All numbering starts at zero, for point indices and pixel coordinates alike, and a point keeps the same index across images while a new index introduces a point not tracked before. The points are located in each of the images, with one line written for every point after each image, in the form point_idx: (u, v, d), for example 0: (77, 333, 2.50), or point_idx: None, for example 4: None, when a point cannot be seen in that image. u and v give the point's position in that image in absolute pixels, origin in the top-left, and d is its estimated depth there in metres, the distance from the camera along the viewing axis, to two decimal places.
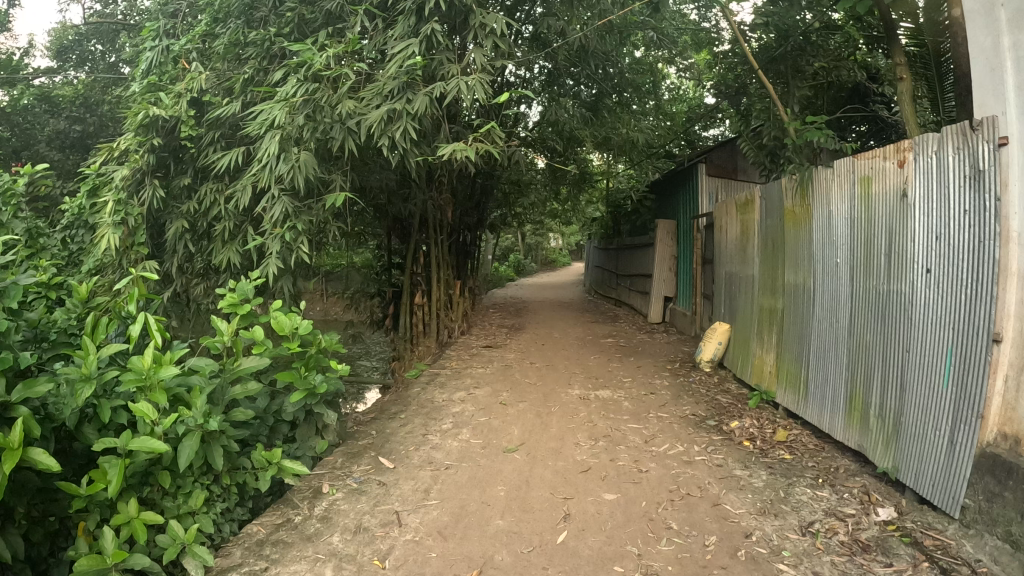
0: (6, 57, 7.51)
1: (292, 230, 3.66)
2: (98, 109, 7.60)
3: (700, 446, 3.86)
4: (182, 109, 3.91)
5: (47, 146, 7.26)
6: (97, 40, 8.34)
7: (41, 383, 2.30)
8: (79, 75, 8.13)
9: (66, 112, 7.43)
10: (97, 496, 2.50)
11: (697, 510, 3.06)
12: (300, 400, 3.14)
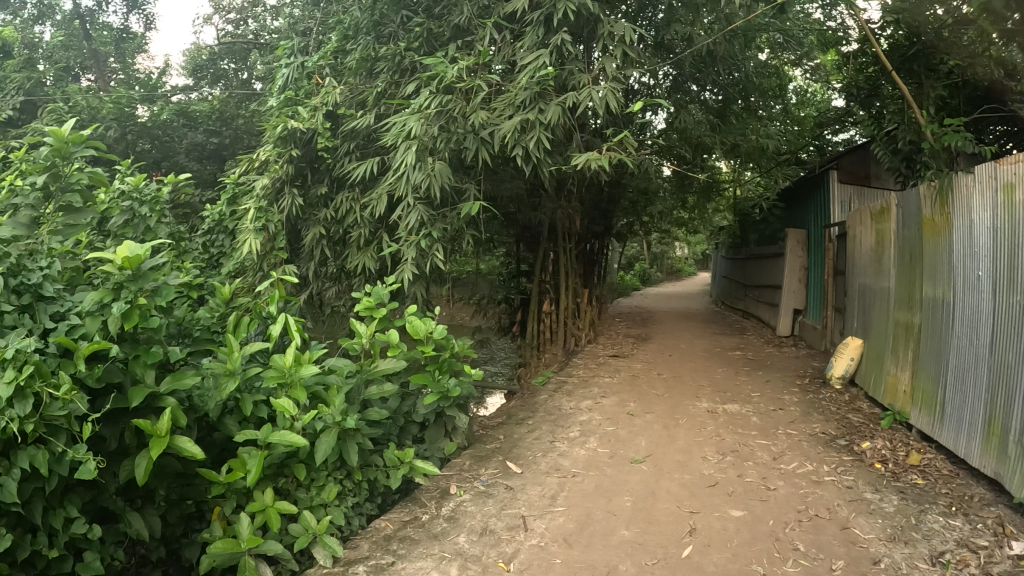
0: (145, 77, 8.39)
1: (428, 238, 3.76)
2: (232, 123, 8.19)
3: (830, 466, 3.68)
4: (319, 122, 4.12)
5: (186, 157, 7.83)
6: (229, 58, 9.40)
7: (187, 376, 2.48)
8: (213, 92, 8.72)
9: (203, 125, 8.09)
10: (235, 484, 2.69)
11: (825, 533, 2.92)
12: (432, 403, 3.24)
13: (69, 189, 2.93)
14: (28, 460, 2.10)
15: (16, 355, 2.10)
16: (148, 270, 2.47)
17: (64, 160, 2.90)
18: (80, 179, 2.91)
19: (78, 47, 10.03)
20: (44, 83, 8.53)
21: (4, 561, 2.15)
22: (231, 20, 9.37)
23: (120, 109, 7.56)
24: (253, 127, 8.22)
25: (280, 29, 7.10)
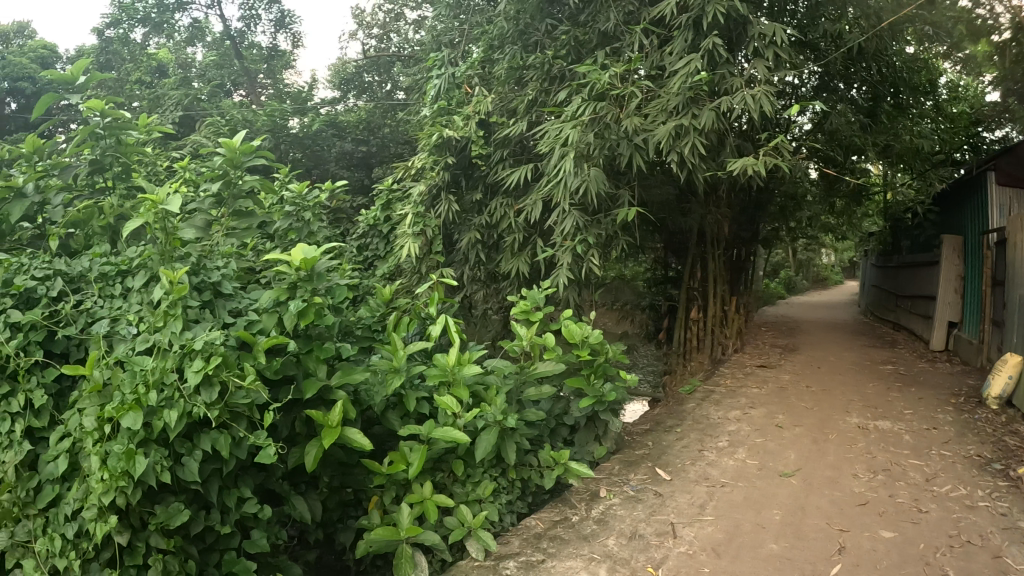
0: (298, 90, 8.94)
1: (583, 243, 3.91)
2: (379, 132, 8.67)
3: (985, 491, 3.44)
4: (472, 130, 4.29)
5: (336, 165, 8.31)
6: (373, 72, 9.89)
7: (355, 372, 2.46)
8: (358, 103, 9.20)
9: (352, 135, 8.59)
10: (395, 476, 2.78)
11: (977, 561, 2.75)
12: (588, 407, 3.35)
13: (240, 194, 2.97)
14: (210, 443, 2.15)
15: (204, 346, 2.12)
16: (321, 269, 2.46)
17: (236, 169, 2.94)
18: (252, 186, 2.94)
19: (232, 65, 10.85)
20: (207, 100, 9.25)
21: (180, 533, 2.29)
22: (375, 36, 9.84)
23: (276, 122, 8.09)
24: (397, 136, 8.58)
25: (423, 42, 7.39)
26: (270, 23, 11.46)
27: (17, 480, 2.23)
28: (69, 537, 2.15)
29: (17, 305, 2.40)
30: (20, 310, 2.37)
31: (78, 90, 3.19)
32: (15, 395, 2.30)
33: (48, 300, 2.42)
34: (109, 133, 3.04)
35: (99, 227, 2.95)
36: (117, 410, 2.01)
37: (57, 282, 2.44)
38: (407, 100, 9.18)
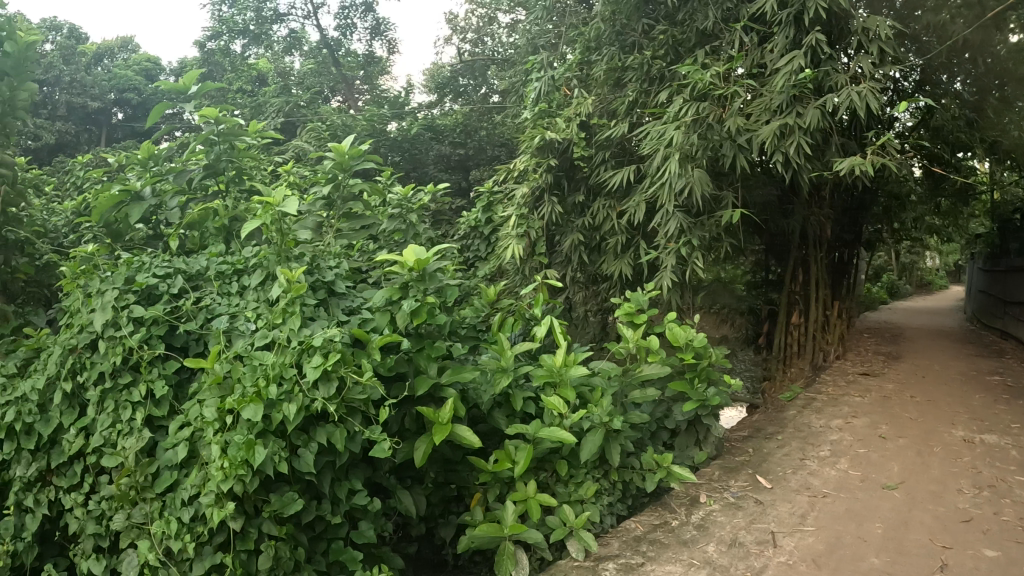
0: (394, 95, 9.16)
1: (687, 245, 4.00)
2: (475, 134, 8.79)
3: None
4: (574, 132, 4.35)
5: (434, 168, 8.59)
6: (466, 76, 10.07)
7: (464, 371, 2.51)
8: (453, 107, 9.42)
9: (447, 137, 8.73)
10: (501, 474, 2.85)
11: None
12: (691, 410, 3.35)
13: (348, 198, 3.06)
14: (326, 437, 2.15)
15: (322, 342, 2.10)
16: (433, 270, 2.51)
17: (345, 172, 3.03)
18: (360, 189, 3.00)
19: (329, 73, 11.24)
20: (306, 107, 9.66)
21: (292, 521, 2.32)
22: (468, 40, 9.98)
23: (371, 125, 8.33)
24: (494, 138, 8.68)
25: (518, 46, 7.50)
26: (365, 31, 11.78)
27: (137, 466, 2.27)
28: (186, 522, 2.18)
29: (140, 300, 2.45)
30: (143, 306, 2.41)
31: (190, 99, 3.44)
32: (136, 385, 2.36)
33: (170, 296, 2.46)
34: (224, 139, 3.13)
35: (215, 229, 3.00)
36: (238, 402, 2.01)
37: (178, 280, 2.47)
38: (501, 103, 9.33)
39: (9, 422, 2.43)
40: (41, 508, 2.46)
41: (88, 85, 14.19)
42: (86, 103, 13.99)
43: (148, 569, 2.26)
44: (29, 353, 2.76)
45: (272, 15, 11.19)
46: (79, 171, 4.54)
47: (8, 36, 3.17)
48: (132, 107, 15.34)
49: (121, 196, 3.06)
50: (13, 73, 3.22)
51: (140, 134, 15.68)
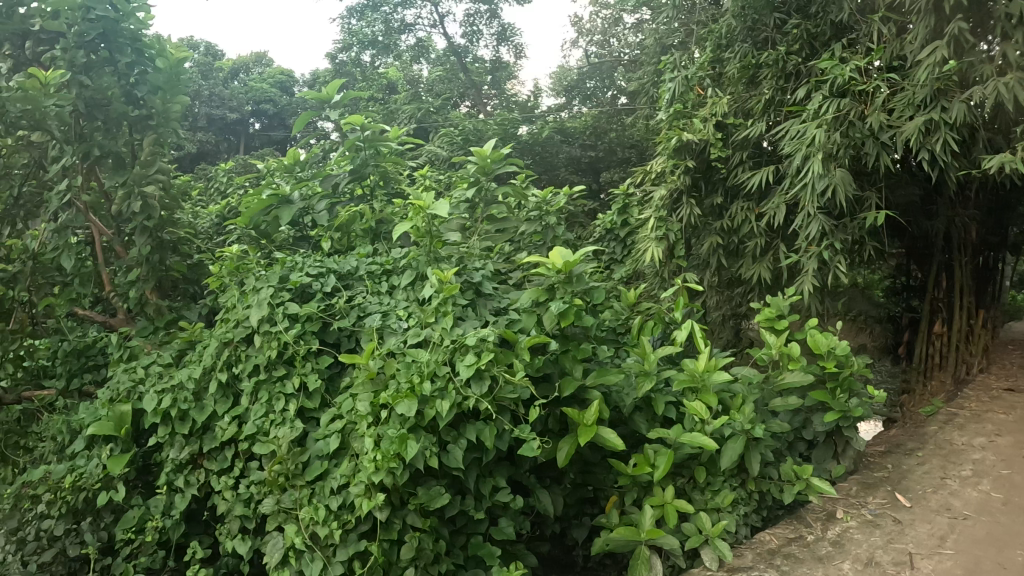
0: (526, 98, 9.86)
1: (830, 249, 3.92)
2: (605, 136, 9.11)
3: None
4: (711, 133, 4.38)
5: (566, 170, 8.98)
6: (593, 79, 10.27)
7: (611, 373, 2.55)
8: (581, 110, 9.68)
9: (579, 140, 9.16)
10: (640, 478, 2.82)
11: None
12: (833, 421, 3.17)
13: (491, 200, 3.19)
14: (475, 433, 2.21)
15: (476, 341, 2.16)
16: (579, 273, 2.54)
17: (486, 176, 3.21)
18: (501, 191, 3.17)
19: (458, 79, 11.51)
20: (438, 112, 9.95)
21: (436, 514, 2.35)
22: (595, 42, 10.14)
23: (505, 129, 8.43)
24: (624, 141, 8.98)
25: (646, 47, 7.53)
26: (491, 37, 12.01)
27: (289, 454, 2.32)
28: (335, 509, 2.21)
29: (294, 298, 2.59)
30: (297, 303, 2.55)
31: (333, 108, 3.36)
32: (290, 377, 2.47)
33: (323, 294, 2.59)
34: (368, 145, 3.26)
35: (361, 230, 3.13)
36: (393, 397, 2.08)
37: (330, 279, 2.59)
38: (629, 105, 9.43)
39: (167, 407, 2.44)
40: (191, 489, 2.43)
41: (226, 98, 15.78)
42: (226, 114, 15.55)
43: (293, 553, 2.24)
44: (183, 345, 2.87)
45: (399, 27, 11.81)
46: (225, 177, 4.86)
47: (162, 53, 3.35)
48: (268, 117, 16.72)
49: (272, 201, 3.13)
50: (167, 88, 3.43)
51: (277, 142, 17.03)
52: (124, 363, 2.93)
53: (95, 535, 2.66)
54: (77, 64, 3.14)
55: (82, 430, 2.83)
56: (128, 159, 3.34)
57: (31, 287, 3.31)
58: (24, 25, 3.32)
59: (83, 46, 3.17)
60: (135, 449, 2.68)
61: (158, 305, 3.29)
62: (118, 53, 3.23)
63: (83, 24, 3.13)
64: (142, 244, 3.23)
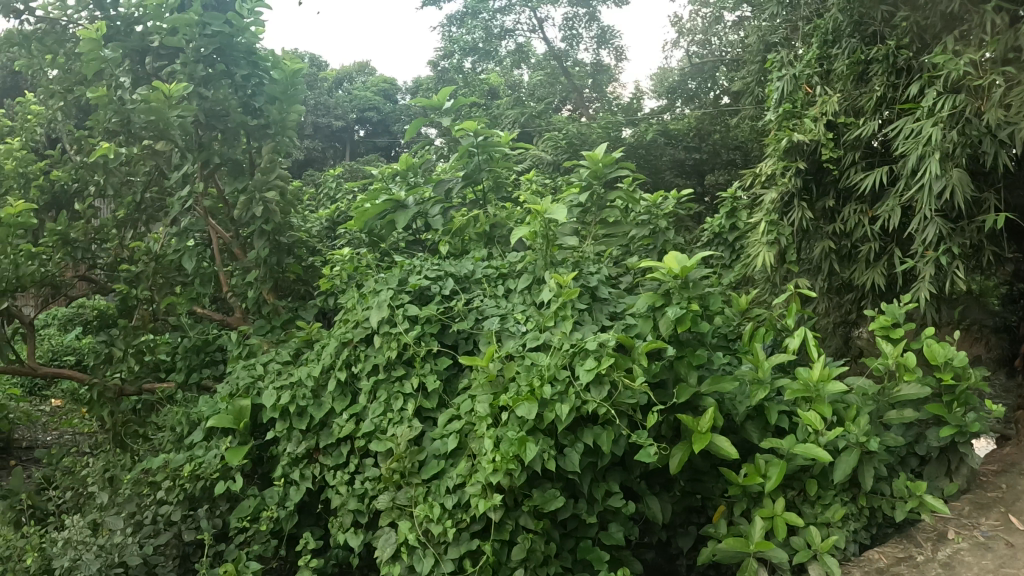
0: (633, 100, 10.72)
1: (947, 254, 3.80)
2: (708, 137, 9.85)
3: None
4: (821, 133, 4.38)
5: (671, 172, 9.67)
6: (693, 79, 10.80)
7: (727, 382, 2.52)
8: (687, 112, 10.31)
9: (683, 141, 9.85)
10: (749, 488, 2.74)
11: None
12: (948, 437, 3.01)
13: (603, 204, 3.24)
14: (592, 438, 2.28)
15: (596, 346, 2.26)
16: (696, 278, 2.55)
17: (599, 180, 3.20)
18: (616, 196, 3.18)
19: (553, 78, 12.56)
20: (542, 117, 10.36)
21: (547, 516, 2.39)
22: (696, 42, 10.74)
23: (605, 133, 8.80)
24: (728, 143, 9.59)
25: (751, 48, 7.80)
26: (588, 39, 13.22)
27: (407, 453, 2.36)
28: (450, 507, 2.25)
29: (413, 300, 2.63)
30: (416, 305, 2.59)
31: (445, 114, 3.36)
32: (408, 377, 2.50)
33: (442, 297, 2.63)
34: (482, 150, 3.26)
35: (475, 234, 3.13)
36: (514, 400, 2.19)
37: (449, 282, 2.63)
38: (733, 105, 9.91)
39: (286, 403, 2.56)
40: (306, 482, 2.53)
41: (331, 106, 17.23)
42: (332, 122, 16.93)
43: (405, 548, 2.31)
44: (301, 344, 2.98)
45: (499, 31, 13.34)
46: (334, 182, 4.98)
47: (276, 65, 3.50)
48: (371, 123, 18.12)
49: (387, 205, 3.21)
50: (283, 96, 3.56)
51: (381, 147, 18.36)
52: (243, 360, 3.07)
53: (210, 522, 2.73)
54: (196, 77, 3.32)
55: (201, 422, 2.96)
56: (245, 165, 3.52)
57: (154, 286, 3.47)
58: (143, 41, 3.53)
59: (202, 60, 3.34)
60: (251, 442, 2.75)
61: (275, 305, 3.47)
62: (235, 66, 3.38)
63: (201, 39, 3.30)
64: (261, 247, 3.36)
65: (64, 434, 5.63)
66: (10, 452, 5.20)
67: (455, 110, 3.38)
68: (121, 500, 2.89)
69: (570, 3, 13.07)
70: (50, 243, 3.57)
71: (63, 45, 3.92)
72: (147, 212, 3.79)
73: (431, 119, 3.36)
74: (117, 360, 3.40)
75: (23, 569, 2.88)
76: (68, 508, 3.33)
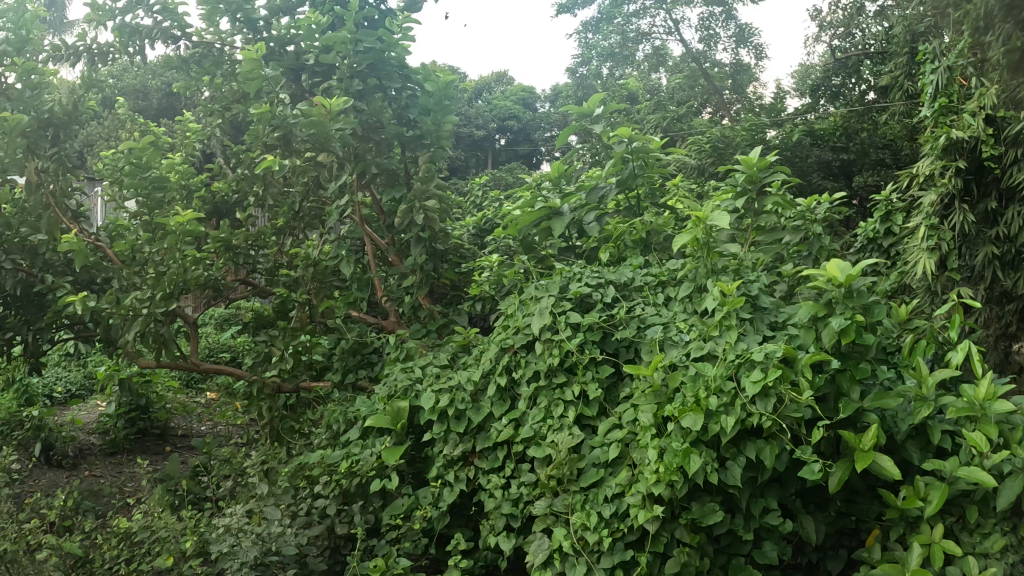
0: (773, 103, 10.76)
1: None
2: (856, 137, 10.15)
3: None
4: (981, 130, 4.61)
5: (820, 175, 9.97)
6: (838, 75, 10.93)
7: (892, 398, 2.38)
8: (832, 111, 10.45)
9: (830, 142, 10.11)
10: (909, 514, 2.53)
11: None
12: None
13: (758, 208, 3.21)
14: (755, 452, 2.25)
15: (763, 357, 2.27)
16: (860, 288, 2.42)
17: (755, 185, 3.20)
18: (774, 195, 3.14)
19: (698, 85, 13.43)
20: (679, 121, 10.52)
21: (702, 531, 2.36)
22: (838, 36, 10.54)
23: (751, 134, 8.67)
24: (876, 141, 10.07)
25: (905, 46, 8.07)
26: (729, 39, 14.26)
27: (567, 460, 2.45)
28: (607, 516, 2.31)
29: (574, 307, 2.74)
30: (577, 312, 2.70)
31: (595, 121, 3.45)
32: (570, 385, 2.61)
33: (603, 304, 2.72)
34: (637, 156, 3.28)
35: (631, 240, 3.19)
36: (680, 410, 2.25)
37: (610, 289, 2.71)
38: (884, 102, 9.91)
39: (445, 405, 2.75)
40: (459, 484, 2.68)
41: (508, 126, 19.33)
42: None
43: (558, 554, 2.36)
44: (457, 349, 3.18)
45: (636, 36, 14.93)
46: (480, 192, 5.55)
47: (427, 78, 3.60)
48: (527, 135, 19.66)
49: (544, 212, 3.33)
50: (437, 108, 3.65)
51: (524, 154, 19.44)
52: (401, 362, 3.25)
53: (363, 517, 2.82)
54: (351, 91, 3.52)
55: (357, 420, 3.11)
56: (401, 174, 3.71)
57: (313, 292, 3.81)
58: (298, 60, 3.79)
59: (357, 75, 3.56)
60: (407, 442, 2.88)
61: (431, 310, 3.65)
62: (387, 80, 3.57)
63: (354, 56, 3.51)
64: (417, 254, 3.53)
65: (219, 425, 6.00)
66: (166, 439, 5.56)
67: (605, 117, 3.47)
68: (278, 492, 2.97)
69: (710, 5, 14.19)
70: (213, 250, 3.88)
71: (219, 66, 4.14)
72: (304, 220, 3.99)
73: (581, 125, 3.47)
74: (276, 359, 3.66)
75: (181, 550, 2.99)
76: (225, 496, 3.49)
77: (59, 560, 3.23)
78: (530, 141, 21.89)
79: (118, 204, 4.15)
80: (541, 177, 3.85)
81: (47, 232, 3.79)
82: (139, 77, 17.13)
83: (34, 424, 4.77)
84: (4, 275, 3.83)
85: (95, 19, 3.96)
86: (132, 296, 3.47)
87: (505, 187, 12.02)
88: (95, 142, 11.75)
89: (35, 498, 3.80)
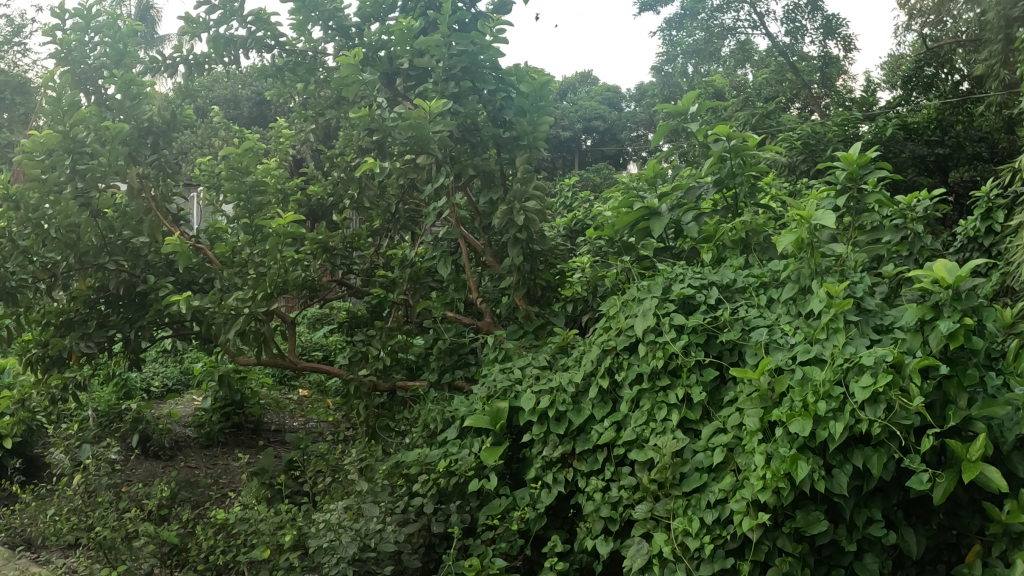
0: (864, 97, 10.41)
1: None
2: (951, 131, 9.75)
3: None
4: None
5: (913, 170, 9.59)
6: (930, 65, 10.47)
7: (999, 406, 2.27)
8: (925, 103, 10.05)
9: (926, 136, 9.74)
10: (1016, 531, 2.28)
11: None
12: None
13: (860, 206, 3.11)
14: (863, 459, 2.16)
15: (873, 361, 2.18)
16: (967, 289, 2.30)
17: (856, 183, 3.09)
18: (877, 192, 3.03)
19: (784, 80, 13.19)
20: (767, 118, 10.27)
21: (805, 541, 2.28)
22: (929, 24, 10.07)
23: (843, 130, 8.43)
24: (972, 134, 9.64)
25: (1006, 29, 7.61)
26: (816, 31, 13.84)
27: (669, 465, 2.42)
28: (709, 522, 2.27)
29: (678, 309, 2.73)
30: (681, 314, 2.69)
31: (690, 119, 3.41)
32: (673, 387, 2.59)
33: (707, 306, 2.70)
34: (735, 155, 3.25)
35: (731, 241, 3.15)
36: (788, 415, 2.19)
37: (714, 290, 2.69)
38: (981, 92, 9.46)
39: (546, 407, 2.79)
40: (557, 486, 2.71)
41: None
42: None
43: (657, 559, 2.33)
44: (555, 350, 3.21)
45: (719, 32, 14.71)
46: (568, 193, 5.69)
47: (521, 80, 3.68)
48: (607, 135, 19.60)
49: (641, 213, 3.30)
50: (531, 109, 3.72)
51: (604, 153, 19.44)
52: (498, 363, 3.30)
53: (459, 516, 2.85)
54: (448, 94, 3.60)
55: (454, 421, 3.17)
56: (497, 175, 3.76)
57: (409, 291, 4.00)
58: (392, 64, 3.87)
59: (452, 78, 3.61)
60: (505, 442, 2.90)
61: (527, 311, 3.73)
62: (481, 82, 3.66)
63: (448, 59, 3.57)
64: (514, 255, 3.58)
65: (309, 421, 6.19)
66: (259, 434, 5.74)
67: (699, 116, 3.43)
68: (377, 489, 3.02)
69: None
70: (311, 252, 4.02)
71: (313, 73, 4.23)
72: (400, 221, 4.16)
73: (674, 125, 3.43)
74: (372, 358, 3.79)
75: (279, 543, 3.08)
76: (320, 491, 3.58)
77: (156, 548, 3.38)
78: (615, 140, 21.79)
79: (217, 208, 4.30)
80: (634, 177, 3.83)
81: (148, 235, 3.97)
82: (230, 88, 17.94)
83: (134, 416, 4.98)
84: (109, 275, 4.02)
85: (188, 31, 4.13)
86: (234, 296, 3.56)
87: (592, 188, 12.02)
88: (193, 150, 12.32)
89: (135, 489, 4.04)
